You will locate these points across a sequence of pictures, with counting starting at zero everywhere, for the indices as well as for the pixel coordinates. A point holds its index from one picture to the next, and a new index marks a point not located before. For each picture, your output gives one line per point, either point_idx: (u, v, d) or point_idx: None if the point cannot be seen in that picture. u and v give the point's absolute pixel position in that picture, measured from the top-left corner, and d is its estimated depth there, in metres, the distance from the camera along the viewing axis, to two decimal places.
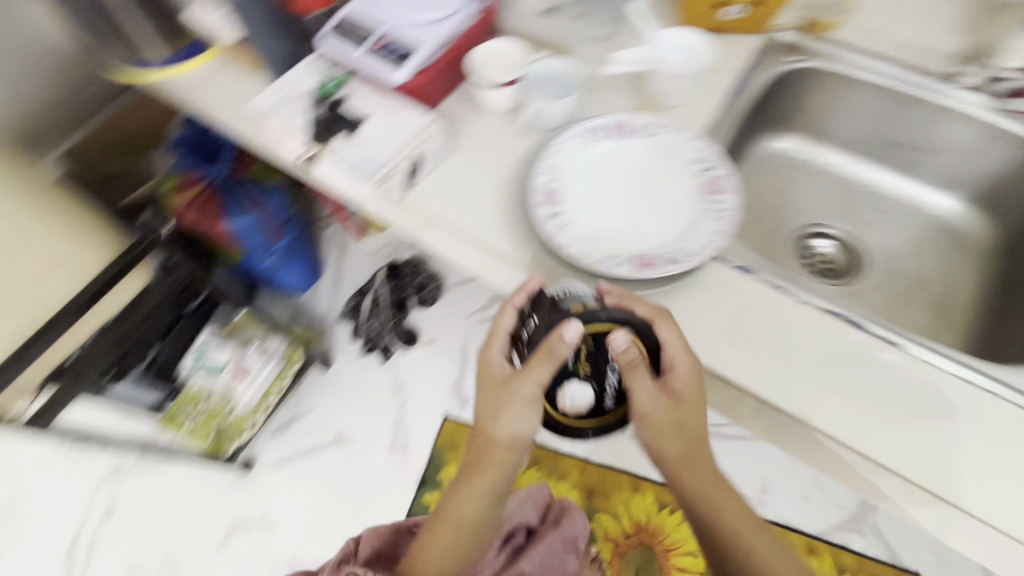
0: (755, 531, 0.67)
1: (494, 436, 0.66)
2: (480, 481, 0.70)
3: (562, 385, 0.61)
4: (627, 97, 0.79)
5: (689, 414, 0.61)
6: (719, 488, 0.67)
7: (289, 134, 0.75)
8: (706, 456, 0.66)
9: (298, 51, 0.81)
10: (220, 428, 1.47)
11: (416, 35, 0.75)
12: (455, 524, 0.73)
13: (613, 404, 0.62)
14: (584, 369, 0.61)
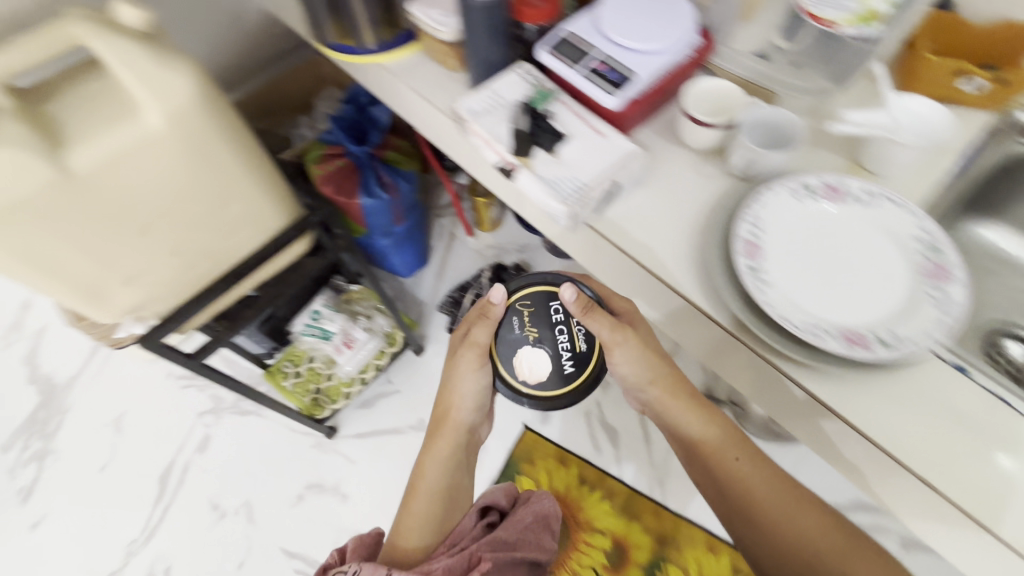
0: (766, 490, 0.78)
1: (452, 407, 0.93)
2: (443, 445, 0.94)
3: (517, 348, 0.87)
4: (841, 158, 0.75)
5: (653, 364, 0.84)
6: (727, 449, 0.82)
7: (489, 139, 0.76)
8: (703, 424, 0.84)
9: (507, 58, 0.82)
10: (317, 391, 1.53)
11: (636, 62, 0.74)
12: (433, 491, 0.90)
13: (568, 366, 0.86)
14: (536, 333, 0.87)
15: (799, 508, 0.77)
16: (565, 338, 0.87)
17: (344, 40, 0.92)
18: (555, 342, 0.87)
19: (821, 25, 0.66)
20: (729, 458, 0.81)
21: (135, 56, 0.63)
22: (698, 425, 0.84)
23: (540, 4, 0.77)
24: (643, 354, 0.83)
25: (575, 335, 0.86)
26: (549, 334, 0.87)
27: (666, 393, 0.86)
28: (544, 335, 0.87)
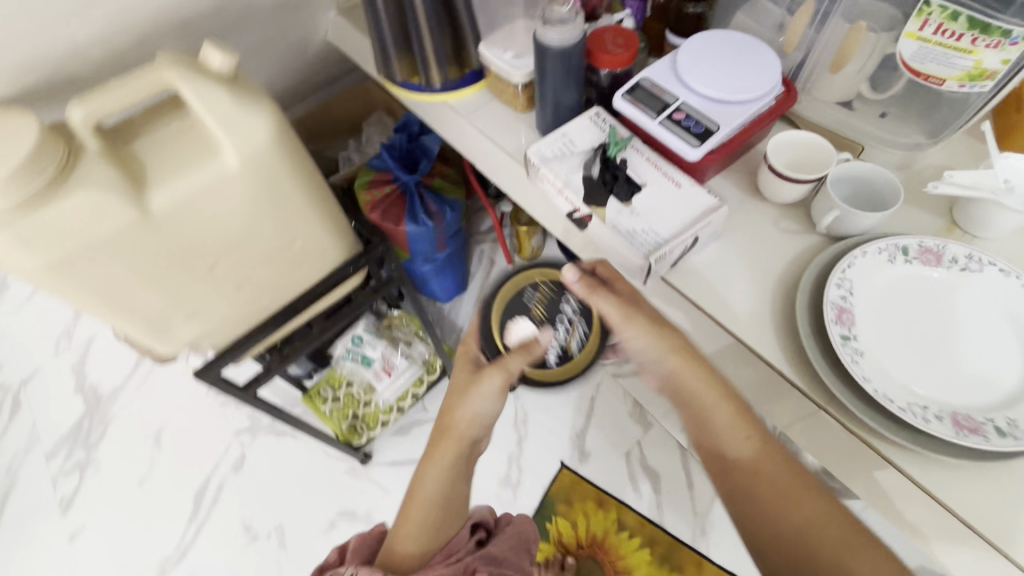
0: (785, 487, 0.64)
1: (461, 418, 0.82)
2: (443, 464, 0.82)
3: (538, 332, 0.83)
4: (935, 217, 0.70)
5: (669, 343, 0.68)
6: (729, 430, 0.67)
7: (560, 186, 0.74)
8: (724, 410, 0.66)
9: (579, 102, 0.80)
10: (354, 417, 1.50)
11: (719, 112, 0.71)
12: (426, 499, 0.80)
13: None
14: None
15: (805, 500, 0.63)
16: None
17: (413, 78, 0.92)
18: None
19: (930, 81, 0.64)
20: (760, 454, 0.66)
21: (219, 98, 0.64)
22: (719, 411, 0.67)
23: (618, 50, 0.75)
24: (654, 332, 0.68)
25: None
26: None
27: (688, 369, 0.67)
28: None
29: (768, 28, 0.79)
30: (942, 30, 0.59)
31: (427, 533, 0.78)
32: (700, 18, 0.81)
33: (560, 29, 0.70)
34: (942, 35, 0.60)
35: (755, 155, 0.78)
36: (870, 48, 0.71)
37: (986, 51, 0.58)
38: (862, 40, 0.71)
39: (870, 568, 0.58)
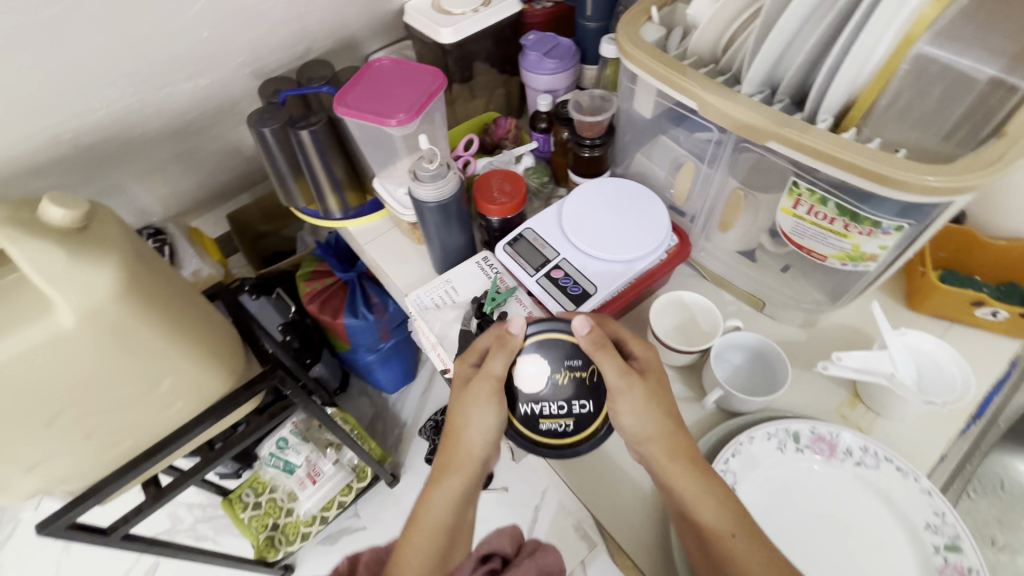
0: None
1: (467, 440, 0.59)
2: (455, 490, 0.61)
3: (547, 360, 0.59)
4: (835, 390, 0.64)
5: (654, 420, 0.55)
6: (706, 517, 0.52)
7: (433, 344, 0.69)
8: (701, 495, 0.52)
9: (469, 244, 0.76)
10: (273, 528, 1.40)
11: (600, 272, 0.67)
12: (433, 527, 0.61)
13: (524, 409, 0.58)
14: (559, 383, 0.58)
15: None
16: (555, 411, 0.58)
17: (312, 205, 0.90)
18: (553, 403, 0.58)
19: (813, 255, 0.60)
20: (718, 520, 0.52)
21: (50, 260, 0.60)
22: (692, 492, 0.53)
23: (503, 198, 0.72)
24: (650, 409, 0.55)
25: (560, 418, 0.58)
26: (563, 395, 0.58)
27: (665, 455, 0.55)
28: (569, 392, 0.59)
29: (663, 171, 0.75)
30: (814, 211, 0.55)
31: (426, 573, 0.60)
32: (597, 160, 0.78)
33: (432, 182, 0.66)
34: (813, 215, 0.56)
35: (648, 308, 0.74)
36: (756, 210, 0.66)
37: (860, 237, 0.54)
38: (743, 206, 0.67)
39: None
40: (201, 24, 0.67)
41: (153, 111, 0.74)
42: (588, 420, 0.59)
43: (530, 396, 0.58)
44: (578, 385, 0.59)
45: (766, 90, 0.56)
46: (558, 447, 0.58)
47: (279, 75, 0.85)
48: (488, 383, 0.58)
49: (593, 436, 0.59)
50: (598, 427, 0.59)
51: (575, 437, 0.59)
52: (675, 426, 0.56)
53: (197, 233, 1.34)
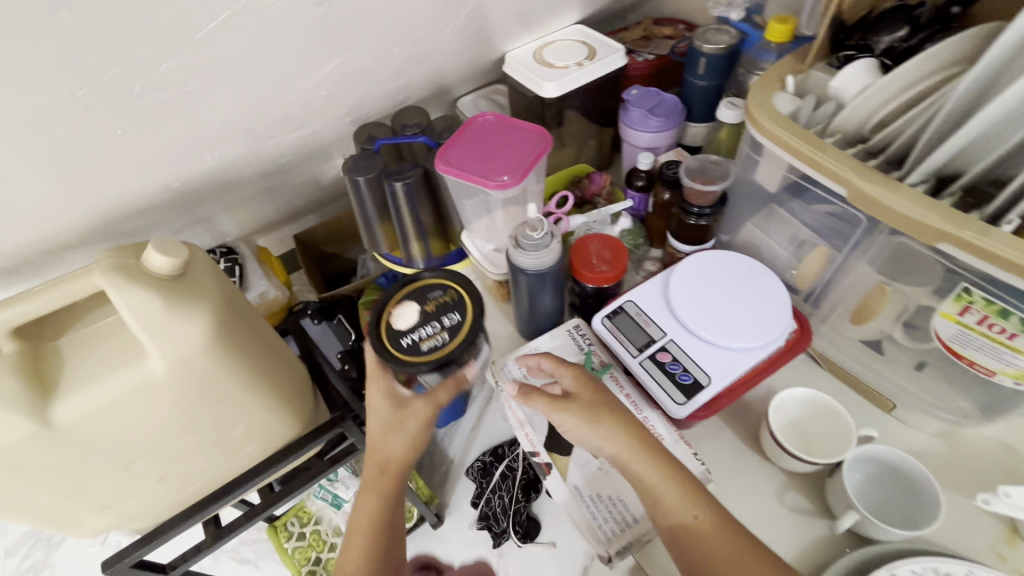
0: (718, 551, 0.49)
1: (393, 451, 0.61)
2: (383, 491, 0.62)
3: (413, 299, 0.64)
4: (986, 523, 0.55)
5: (615, 417, 0.54)
6: (670, 501, 0.51)
7: (521, 421, 0.63)
8: (663, 478, 0.52)
9: (560, 310, 0.72)
10: (316, 563, 1.26)
11: (713, 359, 0.60)
12: (365, 528, 0.62)
13: (406, 342, 0.60)
14: (427, 312, 0.62)
15: (746, 561, 0.48)
16: (429, 332, 0.61)
17: (396, 251, 0.87)
18: (425, 328, 0.61)
19: (976, 367, 0.52)
20: (674, 502, 0.51)
21: (149, 307, 0.59)
22: (653, 480, 0.52)
23: (603, 266, 0.67)
24: (587, 416, 0.54)
25: (434, 336, 0.60)
26: (432, 318, 0.62)
27: (626, 448, 0.53)
28: (438, 318, 0.62)
29: (782, 246, 0.69)
30: (988, 322, 0.48)
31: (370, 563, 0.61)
32: (704, 229, 0.72)
33: (529, 249, 0.63)
34: (988, 327, 0.48)
35: (753, 399, 0.66)
36: (903, 305, 0.58)
37: None
38: (887, 300, 0.58)
39: None
40: (332, 87, 0.63)
41: (257, 158, 0.73)
42: (459, 330, 0.61)
43: (408, 329, 0.61)
44: (443, 308, 0.62)
45: (931, 180, 0.50)
46: (442, 359, 0.59)
47: (373, 121, 0.84)
48: (422, 409, 0.60)
49: (467, 341, 0.60)
50: (468, 329, 0.61)
51: (455, 349, 0.59)
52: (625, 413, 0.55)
53: (267, 254, 1.34)
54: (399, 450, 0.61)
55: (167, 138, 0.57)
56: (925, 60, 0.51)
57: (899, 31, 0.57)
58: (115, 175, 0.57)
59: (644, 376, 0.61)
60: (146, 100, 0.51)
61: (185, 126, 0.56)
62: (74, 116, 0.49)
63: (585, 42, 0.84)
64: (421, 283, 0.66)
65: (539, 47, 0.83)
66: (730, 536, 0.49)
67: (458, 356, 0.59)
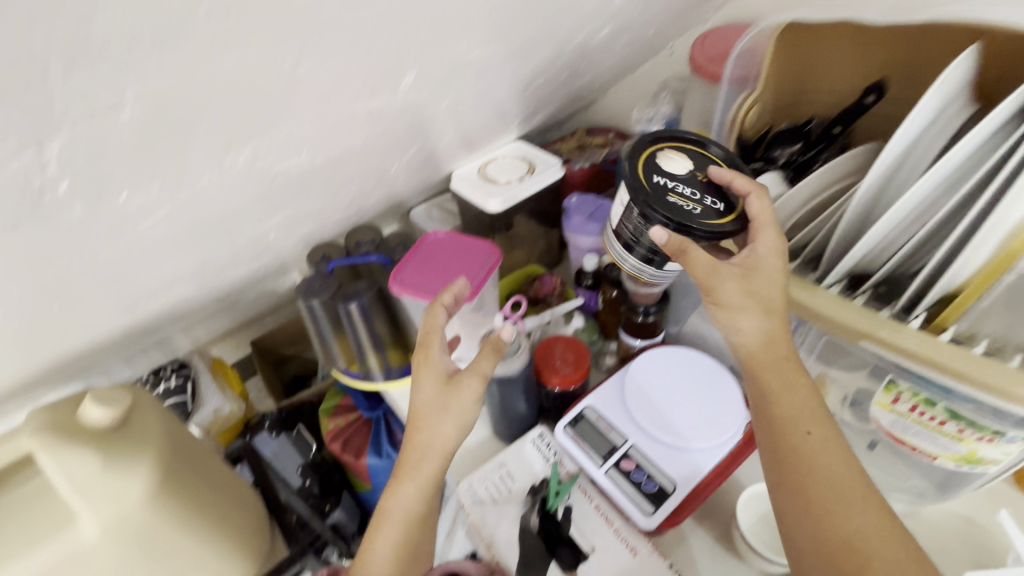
0: (833, 473, 0.49)
1: (440, 437, 0.54)
2: (420, 482, 0.55)
3: (685, 154, 0.59)
4: None
5: (767, 313, 0.52)
6: (789, 405, 0.52)
7: (491, 545, 0.61)
8: (802, 390, 0.52)
9: (523, 418, 0.71)
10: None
11: (678, 462, 0.61)
12: (407, 515, 0.54)
13: (659, 181, 0.56)
14: (699, 177, 0.57)
15: (855, 501, 0.48)
16: (686, 193, 0.55)
17: (353, 366, 0.85)
18: (686, 187, 0.56)
19: (918, 451, 0.54)
20: (799, 412, 0.52)
21: (82, 469, 0.56)
22: (786, 393, 0.52)
23: (567, 367, 0.69)
24: (741, 299, 0.52)
25: (684, 193, 0.55)
26: (700, 185, 0.56)
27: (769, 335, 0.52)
28: (696, 181, 0.57)
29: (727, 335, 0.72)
30: (919, 410, 0.51)
31: (399, 566, 0.54)
32: (653, 324, 0.75)
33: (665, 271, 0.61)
34: (920, 415, 0.51)
35: (719, 494, 0.67)
36: (843, 390, 0.61)
37: (979, 442, 0.49)
38: (829, 389, 0.62)
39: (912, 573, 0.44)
40: (283, 231, 0.62)
41: (208, 295, 0.72)
42: (721, 215, 0.55)
43: (667, 171, 0.57)
44: (711, 184, 0.57)
45: (845, 280, 0.54)
46: (684, 220, 0.53)
47: (328, 241, 0.87)
48: (475, 383, 0.55)
49: (720, 227, 0.54)
50: (729, 222, 0.54)
51: (705, 229, 0.53)
52: (779, 310, 0.52)
53: (223, 364, 1.29)
54: (449, 435, 0.54)
55: (123, 308, 0.56)
56: (819, 175, 0.56)
57: (795, 146, 0.64)
58: (63, 341, 0.55)
59: (638, 470, 0.61)
60: (87, 280, 0.45)
61: (128, 290, 0.51)
62: (7, 305, 0.41)
63: (525, 157, 0.91)
64: (708, 153, 0.60)
65: (482, 165, 0.90)
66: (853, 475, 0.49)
67: (700, 232, 0.53)
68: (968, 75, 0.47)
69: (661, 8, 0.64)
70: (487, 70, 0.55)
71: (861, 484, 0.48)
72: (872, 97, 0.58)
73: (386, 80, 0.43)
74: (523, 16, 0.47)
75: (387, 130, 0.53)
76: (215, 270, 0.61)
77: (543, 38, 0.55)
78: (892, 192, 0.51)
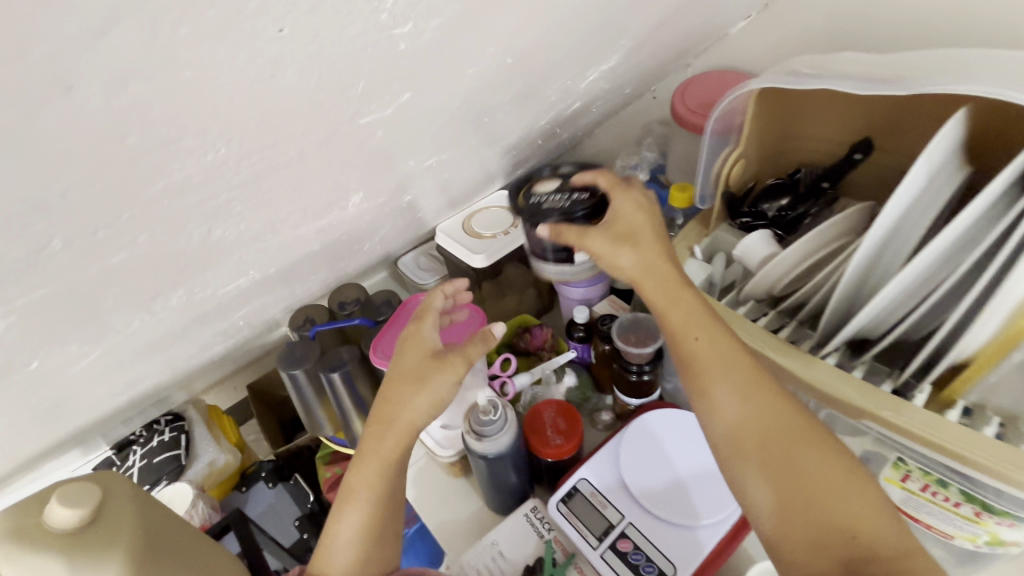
0: (729, 372, 0.45)
1: (411, 410, 0.50)
2: (382, 462, 0.50)
3: (554, 178, 0.67)
4: None
5: (636, 241, 0.50)
6: (675, 315, 0.47)
7: None
8: (687, 291, 0.48)
9: (512, 490, 0.68)
10: None
11: (676, 542, 0.58)
12: (371, 492, 0.50)
13: (537, 204, 0.65)
14: (565, 185, 0.64)
15: (755, 395, 0.44)
16: (558, 199, 0.63)
17: (340, 433, 0.82)
18: (557, 195, 0.63)
19: (933, 529, 0.51)
20: (689, 320, 0.47)
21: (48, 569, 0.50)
22: (673, 303, 0.48)
23: (558, 439, 0.66)
24: (626, 241, 0.50)
25: (559, 198, 0.63)
26: (565, 189, 0.63)
27: (647, 262, 0.49)
28: (564, 188, 0.64)
29: None
30: (930, 489, 0.48)
31: (365, 550, 0.49)
32: (647, 383, 0.72)
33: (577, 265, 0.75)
34: (933, 494, 0.48)
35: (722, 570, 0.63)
36: None
37: (998, 525, 0.46)
38: None
39: (819, 468, 0.41)
40: (256, 313, 0.61)
41: (184, 374, 0.70)
42: (583, 201, 0.60)
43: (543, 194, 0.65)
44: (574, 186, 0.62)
45: (843, 347, 0.51)
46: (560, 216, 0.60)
47: (311, 303, 0.84)
48: (460, 363, 0.51)
49: (588, 208, 0.59)
50: (598, 203, 0.60)
51: (579, 211, 0.59)
52: (645, 232, 0.51)
53: (220, 412, 1.02)
54: (420, 411, 0.50)
55: (84, 404, 0.54)
56: (814, 237, 0.54)
57: (783, 200, 0.61)
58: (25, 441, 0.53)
59: (635, 553, 0.58)
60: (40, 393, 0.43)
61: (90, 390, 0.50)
62: None
63: (510, 208, 0.88)
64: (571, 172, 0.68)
65: (468, 218, 0.87)
66: (746, 360, 0.45)
67: (578, 216, 0.60)
68: (957, 140, 0.45)
69: (630, 70, 0.64)
70: (462, 144, 0.53)
71: (757, 373, 0.45)
72: (859, 154, 0.57)
73: (326, 179, 0.41)
74: (484, 100, 0.47)
75: (353, 215, 0.52)
76: (183, 357, 0.59)
77: (510, 112, 0.54)
78: (886, 261, 0.48)
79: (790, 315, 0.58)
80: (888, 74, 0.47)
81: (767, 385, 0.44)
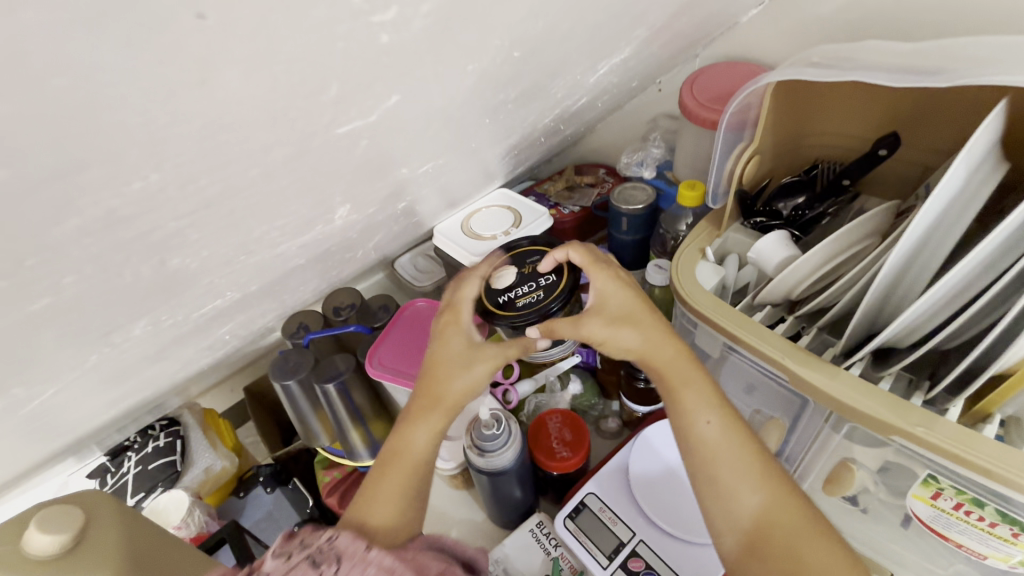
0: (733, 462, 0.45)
1: (457, 387, 0.52)
2: (432, 427, 0.51)
3: (512, 264, 0.66)
4: None
5: (637, 323, 0.51)
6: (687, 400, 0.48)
7: None
8: (696, 376, 0.49)
9: (515, 504, 0.65)
10: None
11: (690, 561, 0.55)
12: (420, 448, 0.50)
13: (504, 297, 0.62)
14: (524, 272, 0.65)
15: (761, 488, 0.45)
16: (526, 290, 0.62)
17: (337, 443, 0.79)
18: (522, 286, 0.63)
19: (963, 548, 0.48)
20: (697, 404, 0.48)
21: None
22: (683, 387, 0.48)
23: (565, 451, 0.63)
24: (631, 320, 0.51)
25: (529, 290, 0.62)
26: (528, 278, 0.64)
27: (653, 344, 0.50)
28: (532, 275, 0.64)
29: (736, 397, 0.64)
30: (964, 508, 0.45)
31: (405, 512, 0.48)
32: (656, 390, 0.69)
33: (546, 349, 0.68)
34: (966, 514, 0.45)
35: None
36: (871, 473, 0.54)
37: None
38: (855, 477, 0.53)
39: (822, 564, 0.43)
40: (244, 326, 0.58)
41: (171, 387, 0.67)
42: (554, 286, 0.62)
43: (503, 288, 0.63)
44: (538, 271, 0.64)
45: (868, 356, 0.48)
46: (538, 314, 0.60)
47: (305, 308, 0.80)
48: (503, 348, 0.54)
49: (563, 297, 0.61)
50: (565, 286, 0.62)
51: (555, 304, 0.61)
52: (647, 317, 0.52)
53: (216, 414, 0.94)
54: (466, 386, 0.52)
55: (61, 424, 0.51)
56: (837, 239, 0.51)
57: (799, 198, 0.59)
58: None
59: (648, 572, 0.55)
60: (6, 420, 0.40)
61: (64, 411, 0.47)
62: None
63: (511, 207, 0.85)
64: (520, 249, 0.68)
65: (466, 219, 0.84)
66: (753, 452, 0.46)
67: (556, 309, 0.60)
68: (996, 138, 0.42)
69: (638, 64, 0.60)
70: (462, 146, 0.50)
71: (764, 465, 0.46)
72: (885, 150, 0.52)
73: (315, 190, 0.38)
74: (484, 102, 0.44)
75: (346, 224, 0.49)
76: (167, 373, 0.56)
77: (513, 112, 0.51)
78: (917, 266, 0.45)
79: (808, 321, 0.55)
80: (922, 63, 0.43)
81: (773, 477, 0.45)
